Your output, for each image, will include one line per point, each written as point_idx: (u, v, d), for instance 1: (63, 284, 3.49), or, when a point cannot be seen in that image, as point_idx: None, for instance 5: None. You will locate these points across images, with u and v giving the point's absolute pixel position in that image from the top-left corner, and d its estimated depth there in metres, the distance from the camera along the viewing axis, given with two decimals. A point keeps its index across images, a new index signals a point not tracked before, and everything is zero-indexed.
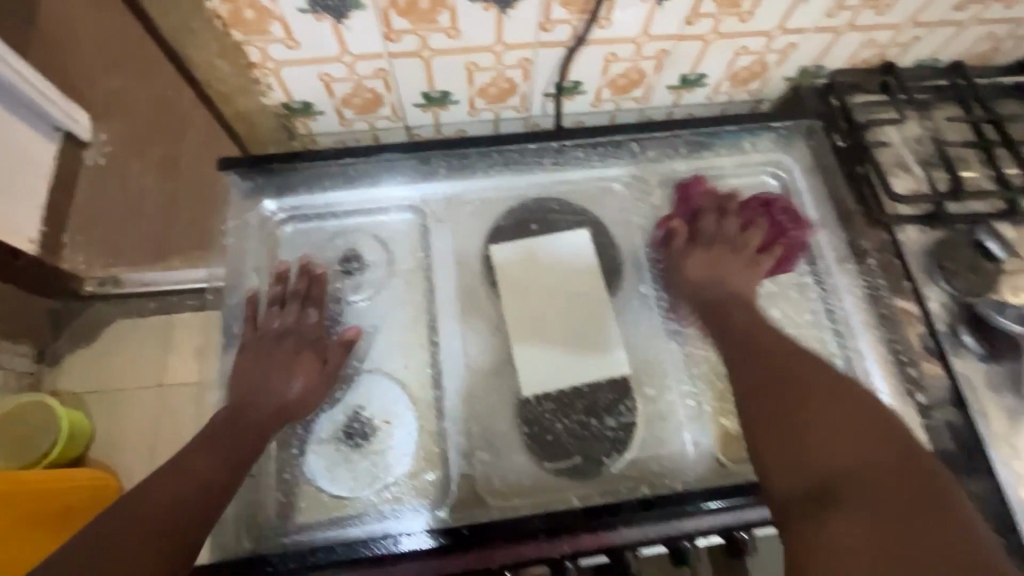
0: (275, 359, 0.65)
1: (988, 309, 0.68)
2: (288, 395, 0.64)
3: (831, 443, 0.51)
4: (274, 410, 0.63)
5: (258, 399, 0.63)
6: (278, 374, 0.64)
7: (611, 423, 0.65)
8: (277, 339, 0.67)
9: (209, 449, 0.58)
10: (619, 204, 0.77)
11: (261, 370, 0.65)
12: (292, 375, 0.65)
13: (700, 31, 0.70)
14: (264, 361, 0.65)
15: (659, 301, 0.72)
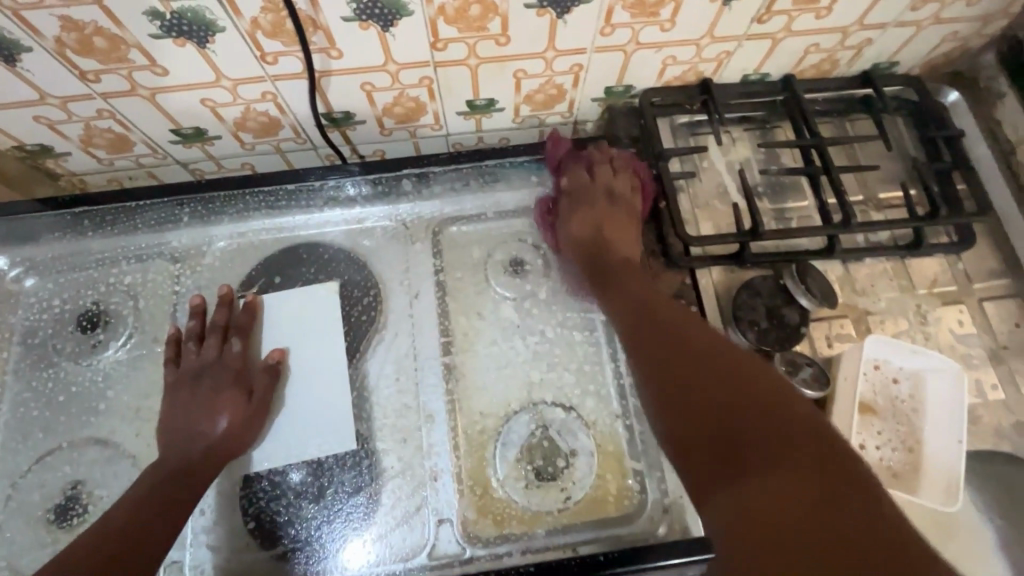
0: (206, 396, 0.59)
1: (777, 368, 0.61)
2: (216, 437, 0.58)
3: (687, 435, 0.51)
4: (203, 453, 0.57)
5: (174, 454, 0.57)
6: (218, 411, 0.58)
7: (342, 500, 0.59)
8: (199, 380, 0.60)
9: (118, 536, 0.52)
10: (395, 241, 0.69)
11: (185, 416, 0.58)
12: (215, 413, 0.58)
13: (457, 58, 0.63)
14: (199, 400, 0.59)
15: (416, 363, 0.64)
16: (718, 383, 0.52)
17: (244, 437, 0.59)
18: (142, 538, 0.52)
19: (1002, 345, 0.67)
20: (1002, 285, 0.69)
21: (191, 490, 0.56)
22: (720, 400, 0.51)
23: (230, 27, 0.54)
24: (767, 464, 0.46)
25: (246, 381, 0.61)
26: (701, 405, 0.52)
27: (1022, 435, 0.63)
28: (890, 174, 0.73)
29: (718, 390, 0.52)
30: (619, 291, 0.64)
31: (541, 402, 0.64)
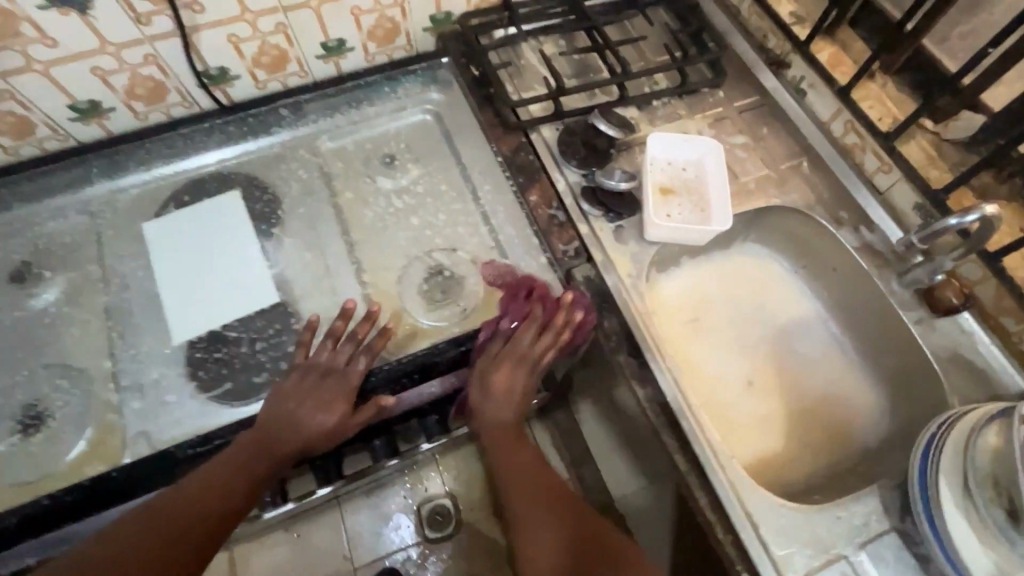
0: (321, 408, 0.64)
1: (599, 178, 0.79)
2: (320, 429, 0.64)
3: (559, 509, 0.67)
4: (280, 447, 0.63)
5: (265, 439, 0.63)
6: (312, 422, 0.64)
7: (279, 354, 0.69)
8: (311, 390, 0.65)
9: (208, 496, 0.60)
10: (283, 158, 0.83)
11: (297, 414, 0.64)
12: (306, 424, 0.64)
13: (300, 1, 0.79)
14: (305, 412, 0.64)
15: (318, 239, 0.77)
16: (538, 463, 0.71)
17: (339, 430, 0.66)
18: (206, 508, 0.59)
19: (760, 140, 0.90)
20: (753, 100, 0.93)
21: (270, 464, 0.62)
22: (554, 518, 0.66)
23: None
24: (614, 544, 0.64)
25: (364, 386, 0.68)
26: (506, 444, 0.72)
27: (783, 191, 0.85)
28: (658, 44, 0.97)
29: (529, 462, 0.71)
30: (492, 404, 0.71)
31: (428, 251, 0.78)
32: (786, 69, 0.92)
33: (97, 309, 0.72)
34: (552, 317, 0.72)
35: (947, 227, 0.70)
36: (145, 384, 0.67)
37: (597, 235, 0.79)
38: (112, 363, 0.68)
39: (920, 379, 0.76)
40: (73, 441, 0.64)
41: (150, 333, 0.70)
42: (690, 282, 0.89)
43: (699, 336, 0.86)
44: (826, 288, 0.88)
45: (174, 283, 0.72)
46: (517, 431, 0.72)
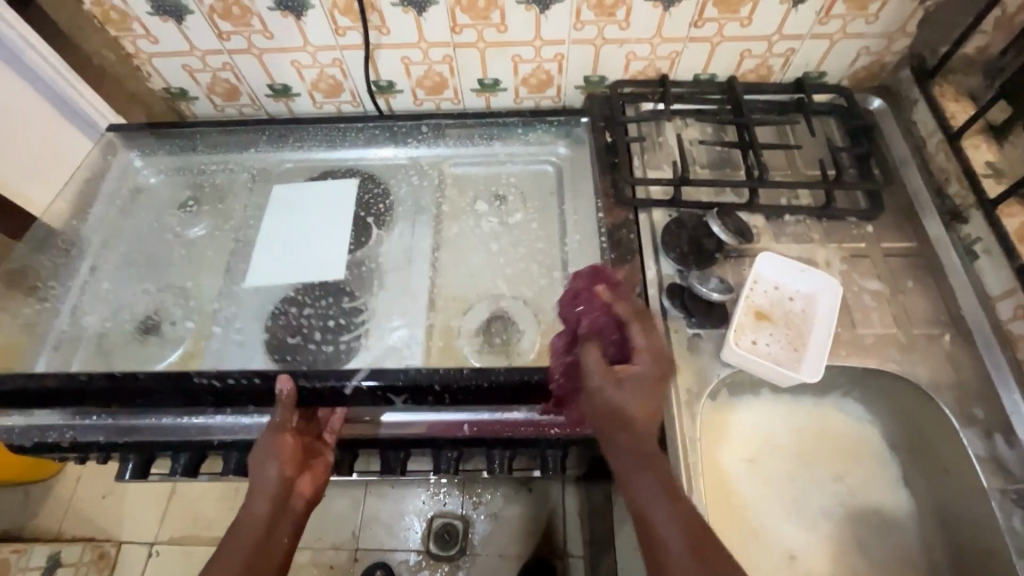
0: (289, 445, 0.67)
1: (692, 280, 0.75)
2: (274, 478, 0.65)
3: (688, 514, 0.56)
4: (268, 498, 0.64)
5: (253, 505, 0.63)
6: (291, 459, 0.67)
7: (338, 342, 0.78)
8: (268, 451, 0.66)
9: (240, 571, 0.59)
10: (412, 175, 0.94)
11: (257, 462, 0.65)
12: (285, 463, 0.66)
13: (469, 41, 0.87)
14: (278, 455, 0.65)
15: (413, 256, 0.85)
16: (656, 482, 0.57)
17: (296, 485, 0.69)
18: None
19: (898, 293, 0.78)
20: (907, 247, 0.82)
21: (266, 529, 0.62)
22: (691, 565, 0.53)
23: (316, 7, 0.82)
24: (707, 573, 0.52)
25: (318, 427, 0.75)
26: (632, 458, 0.58)
27: (906, 360, 0.73)
28: (814, 157, 0.89)
29: (654, 474, 0.58)
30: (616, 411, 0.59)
31: (501, 295, 0.82)
32: (962, 224, 0.79)
33: (223, 254, 0.88)
34: (646, 340, 0.63)
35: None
36: (233, 327, 0.80)
37: (669, 336, 0.74)
38: (216, 303, 0.83)
39: None
40: (169, 355, 0.79)
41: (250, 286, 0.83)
42: (764, 418, 0.80)
43: (754, 482, 0.77)
44: (928, 490, 0.74)
45: (288, 257, 0.85)
46: (642, 445, 0.59)
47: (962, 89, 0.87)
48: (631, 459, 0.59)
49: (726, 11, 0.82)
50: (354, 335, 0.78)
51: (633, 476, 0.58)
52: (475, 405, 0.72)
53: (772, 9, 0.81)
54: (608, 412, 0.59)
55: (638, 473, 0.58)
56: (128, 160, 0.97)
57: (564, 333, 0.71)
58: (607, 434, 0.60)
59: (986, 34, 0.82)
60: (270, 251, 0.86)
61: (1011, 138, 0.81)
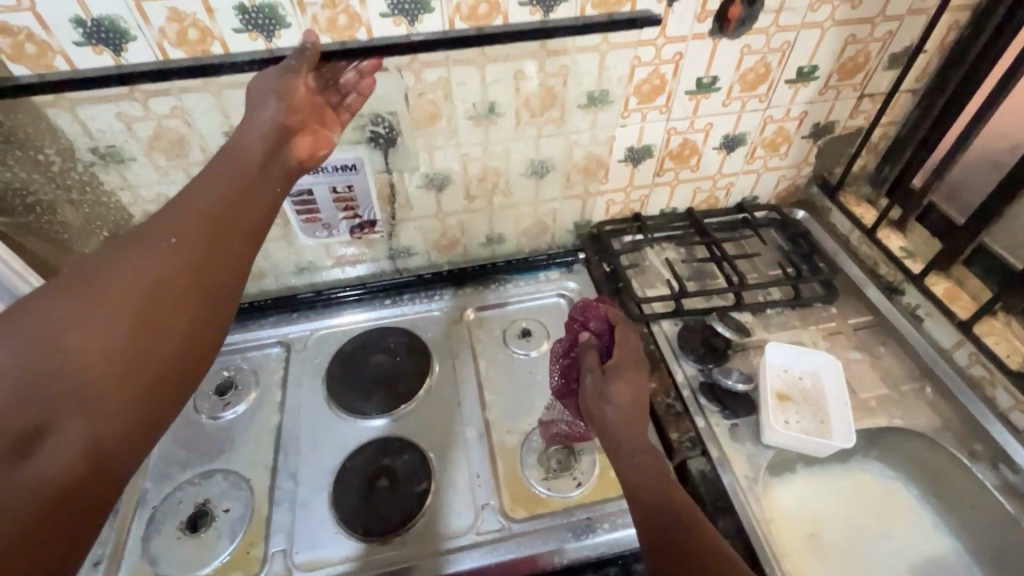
0: (294, 96, 0.69)
1: (717, 375, 0.87)
2: (264, 122, 0.66)
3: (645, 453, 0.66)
4: (264, 135, 0.66)
5: (244, 147, 0.64)
6: (301, 95, 0.70)
7: (407, 497, 0.78)
8: (296, 75, 0.69)
9: (167, 271, 0.52)
10: (440, 321, 1.02)
11: (250, 115, 0.66)
12: (285, 107, 0.68)
13: (480, 206, 1.02)
14: (261, 120, 0.66)
15: (460, 396, 0.90)
16: (629, 447, 0.67)
17: (294, 145, 0.70)
18: (177, 290, 0.52)
19: (878, 359, 0.93)
20: (867, 320, 0.99)
21: (221, 218, 0.58)
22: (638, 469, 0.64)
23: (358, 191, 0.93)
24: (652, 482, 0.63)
25: (340, 93, 0.75)
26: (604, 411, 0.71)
27: (907, 415, 0.86)
28: (771, 260, 1.09)
29: (664, 486, 0.62)
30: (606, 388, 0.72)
31: (550, 420, 0.88)
32: (901, 295, 0.98)
33: (268, 427, 0.89)
34: (625, 344, 0.77)
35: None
36: (297, 500, 0.79)
37: (713, 431, 0.83)
38: (271, 480, 0.82)
39: None
40: (227, 545, 0.76)
41: (304, 456, 0.84)
42: (807, 491, 0.88)
43: (818, 555, 0.82)
44: (964, 528, 0.83)
45: (339, 419, 0.88)
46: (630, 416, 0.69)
47: (860, 196, 1.13)
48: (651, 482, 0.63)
49: (680, 161, 1.04)
50: (421, 483, 0.79)
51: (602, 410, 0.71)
52: (562, 534, 0.75)
53: (713, 156, 1.05)
54: (621, 439, 0.68)
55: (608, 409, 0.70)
56: None
57: (569, 334, 0.85)
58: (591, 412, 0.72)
59: (864, 157, 1.10)
60: (319, 416, 0.88)
61: (909, 227, 1.06)
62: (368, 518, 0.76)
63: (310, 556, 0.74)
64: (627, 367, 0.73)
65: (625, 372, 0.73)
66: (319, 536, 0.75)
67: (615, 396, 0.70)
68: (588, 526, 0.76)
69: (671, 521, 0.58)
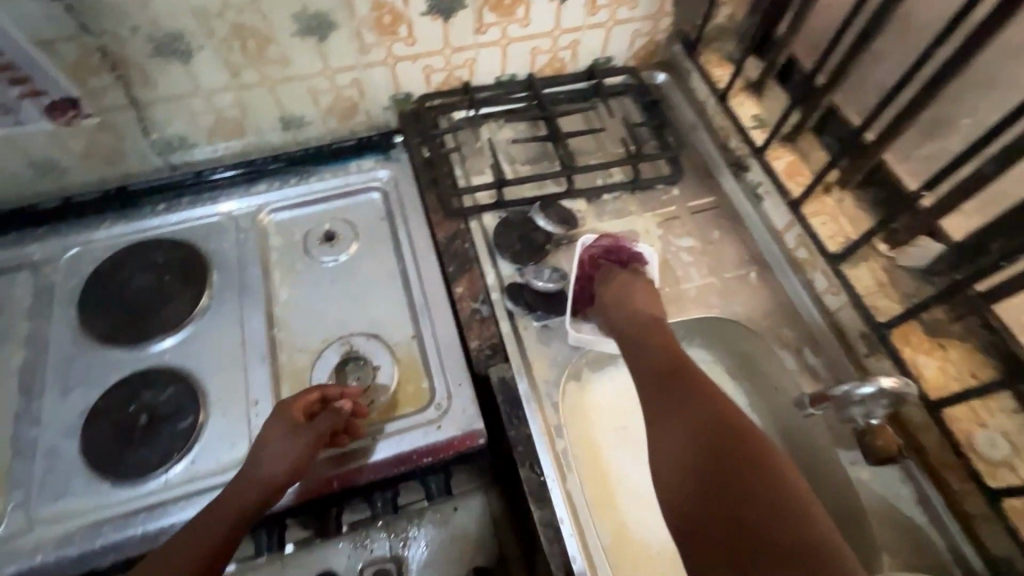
0: (278, 443, 0.63)
1: (528, 275, 0.78)
2: (280, 471, 0.62)
3: (671, 362, 0.65)
4: (268, 478, 0.61)
5: (237, 486, 0.61)
6: (289, 438, 0.63)
7: (169, 435, 0.69)
8: (279, 422, 0.64)
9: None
10: (226, 227, 0.86)
11: (261, 455, 0.62)
12: (285, 461, 0.62)
13: (254, 81, 0.82)
14: (259, 475, 0.61)
15: (244, 316, 0.79)
16: (639, 354, 0.68)
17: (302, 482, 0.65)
18: None
19: (712, 244, 0.87)
20: (710, 201, 0.91)
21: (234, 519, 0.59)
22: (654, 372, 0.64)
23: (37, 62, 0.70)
24: (693, 398, 0.60)
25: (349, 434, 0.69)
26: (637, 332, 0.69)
27: (727, 304, 0.81)
28: (620, 136, 0.96)
29: (656, 346, 0.67)
30: (636, 299, 0.73)
31: (348, 334, 0.79)
32: (746, 172, 0.89)
33: (10, 368, 0.75)
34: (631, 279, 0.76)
35: (844, 395, 0.66)
36: (42, 449, 0.69)
37: (519, 335, 0.76)
38: (13, 428, 0.70)
39: (857, 523, 0.70)
40: None
41: (52, 400, 0.72)
42: (624, 384, 0.85)
43: (624, 447, 0.82)
44: (764, 408, 0.83)
45: (97, 353, 0.75)
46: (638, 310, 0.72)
47: (722, 54, 0.98)
48: (648, 321, 0.70)
49: (505, 14, 0.85)
50: (185, 418, 0.70)
51: (638, 307, 0.72)
52: (343, 457, 0.69)
53: (546, 6, 0.86)
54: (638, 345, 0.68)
55: (641, 294, 0.74)
56: None
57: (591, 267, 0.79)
58: (629, 332, 0.70)
59: (728, 5, 0.93)
60: (72, 352, 0.75)
61: (767, 91, 0.93)
62: (122, 462, 0.67)
63: (54, 508, 0.65)
64: (642, 284, 0.76)
65: (643, 294, 0.74)
66: (65, 487, 0.67)
67: (615, 312, 0.72)
68: (373, 446, 0.70)
69: (681, 381, 0.62)
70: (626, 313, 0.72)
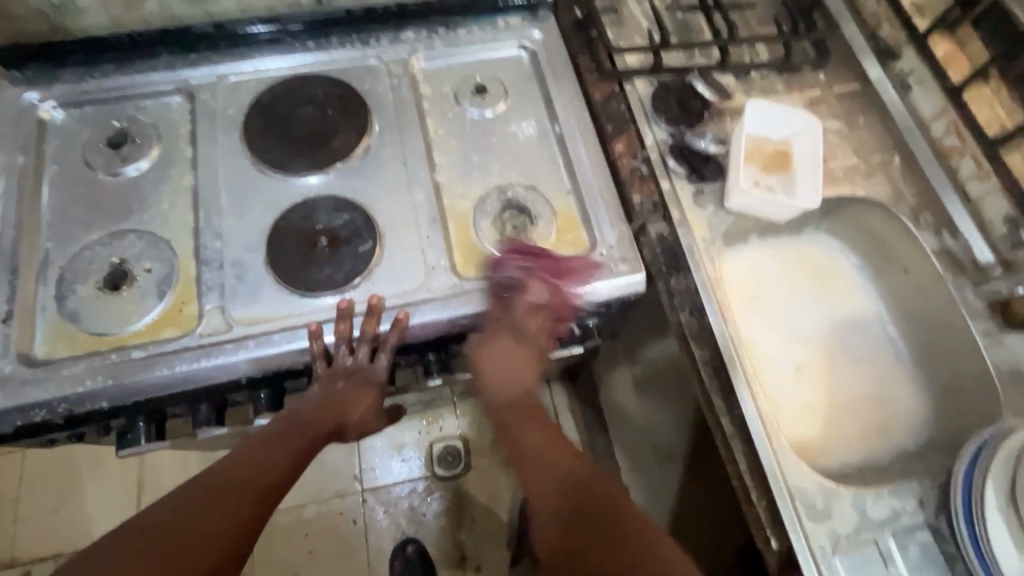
0: (363, 410, 0.70)
1: (690, 136, 0.80)
2: (352, 420, 0.71)
3: (557, 471, 0.70)
4: (346, 417, 0.70)
5: (318, 413, 0.69)
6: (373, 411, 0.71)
7: (351, 257, 0.72)
8: (367, 390, 0.69)
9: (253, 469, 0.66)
10: (377, 71, 0.85)
11: (342, 396, 0.69)
12: (358, 410, 0.70)
13: None
14: (336, 414, 0.70)
15: (405, 156, 0.80)
16: (530, 435, 0.73)
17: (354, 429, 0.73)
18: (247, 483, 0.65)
19: (857, 129, 0.88)
20: (855, 88, 0.91)
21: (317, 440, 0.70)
22: (541, 475, 0.70)
23: None
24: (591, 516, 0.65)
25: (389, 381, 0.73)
26: (514, 389, 0.75)
27: (871, 186, 0.84)
28: (769, 15, 0.94)
29: (540, 440, 0.73)
30: (501, 349, 0.73)
31: (506, 184, 0.80)
32: (896, 60, 0.89)
33: (182, 187, 0.76)
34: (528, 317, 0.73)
35: None
36: (229, 260, 0.72)
37: (677, 195, 0.79)
38: (195, 240, 0.73)
39: (977, 387, 0.76)
40: (155, 303, 0.69)
41: (230, 218, 0.74)
42: (756, 259, 0.89)
43: (758, 315, 0.86)
44: (891, 288, 0.88)
45: (266, 178, 0.77)
46: (523, 374, 0.75)
47: None
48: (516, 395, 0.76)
49: None
50: (364, 243, 0.73)
51: (505, 374, 0.74)
52: (517, 292, 0.73)
53: None
54: (499, 381, 0.75)
55: (521, 371, 0.74)
56: (14, 97, 0.78)
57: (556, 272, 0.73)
58: (493, 390, 0.75)
59: None
60: (242, 175, 0.77)
61: None
62: (310, 278, 0.71)
63: (251, 313, 0.70)
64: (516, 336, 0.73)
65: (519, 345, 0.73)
66: (258, 296, 0.70)
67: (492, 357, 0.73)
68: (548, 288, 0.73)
69: (581, 490, 0.67)
70: (507, 376, 0.75)
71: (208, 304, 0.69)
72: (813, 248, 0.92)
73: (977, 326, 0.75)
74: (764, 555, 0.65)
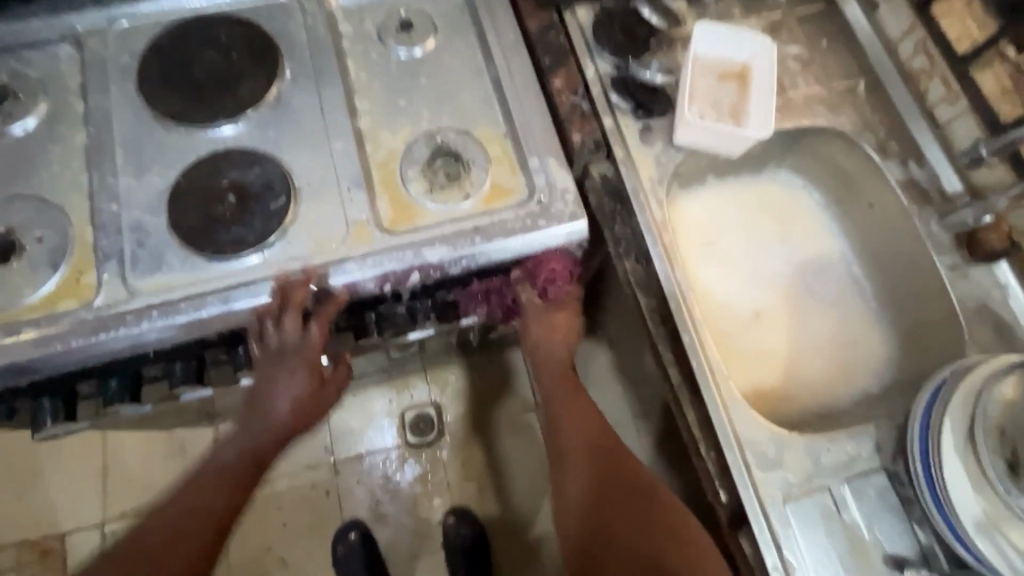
0: (297, 388, 0.67)
1: (633, 66, 0.73)
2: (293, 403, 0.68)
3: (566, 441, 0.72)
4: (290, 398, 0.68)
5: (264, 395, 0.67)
6: (311, 386, 0.68)
7: (262, 215, 0.66)
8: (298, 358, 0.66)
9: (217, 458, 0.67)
10: (289, 8, 0.77)
11: (272, 371, 0.66)
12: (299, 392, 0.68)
13: None
14: (277, 394, 0.67)
15: (322, 102, 0.72)
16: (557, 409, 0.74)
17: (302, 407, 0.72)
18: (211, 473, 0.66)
19: (820, 53, 0.80)
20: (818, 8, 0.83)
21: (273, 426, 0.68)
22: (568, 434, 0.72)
23: None
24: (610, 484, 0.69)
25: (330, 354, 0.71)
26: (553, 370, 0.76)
27: (835, 114, 0.77)
28: None
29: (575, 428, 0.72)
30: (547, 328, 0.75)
31: (436, 127, 0.73)
32: None
33: (74, 146, 0.69)
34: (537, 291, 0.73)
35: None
36: (130, 225, 0.65)
37: (622, 132, 0.73)
38: (91, 204, 0.66)
39: (942, 325, 0.72)
40: (48, 274, 0.63)
41: (129, 179, 0.67)
42: (715, 200, 0.84)
43: (715, 260, 0.81)
44: (856, 225, 0.82)
45: (167, 133, 0.69)
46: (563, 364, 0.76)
47: None
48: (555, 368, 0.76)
49: None
50: (278, 199, 0.67)
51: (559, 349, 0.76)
52: (451, 242, 0.67)
53: None
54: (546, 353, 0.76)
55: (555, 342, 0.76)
56: None
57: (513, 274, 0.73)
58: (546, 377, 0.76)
59: None
60: (141, 131, 0.69)
61: None
62: (217, 239, 0.64)
63: (155, 280, 0.64)
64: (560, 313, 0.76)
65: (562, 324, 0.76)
66: (161, 260, 0.64)
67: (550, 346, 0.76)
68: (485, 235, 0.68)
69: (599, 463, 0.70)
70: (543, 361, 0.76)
71: (108, 273, 0.63)
72: (775, 188, 0.86)
73: (944, 259, 0.70)
74: (715, 508, 0.62)
